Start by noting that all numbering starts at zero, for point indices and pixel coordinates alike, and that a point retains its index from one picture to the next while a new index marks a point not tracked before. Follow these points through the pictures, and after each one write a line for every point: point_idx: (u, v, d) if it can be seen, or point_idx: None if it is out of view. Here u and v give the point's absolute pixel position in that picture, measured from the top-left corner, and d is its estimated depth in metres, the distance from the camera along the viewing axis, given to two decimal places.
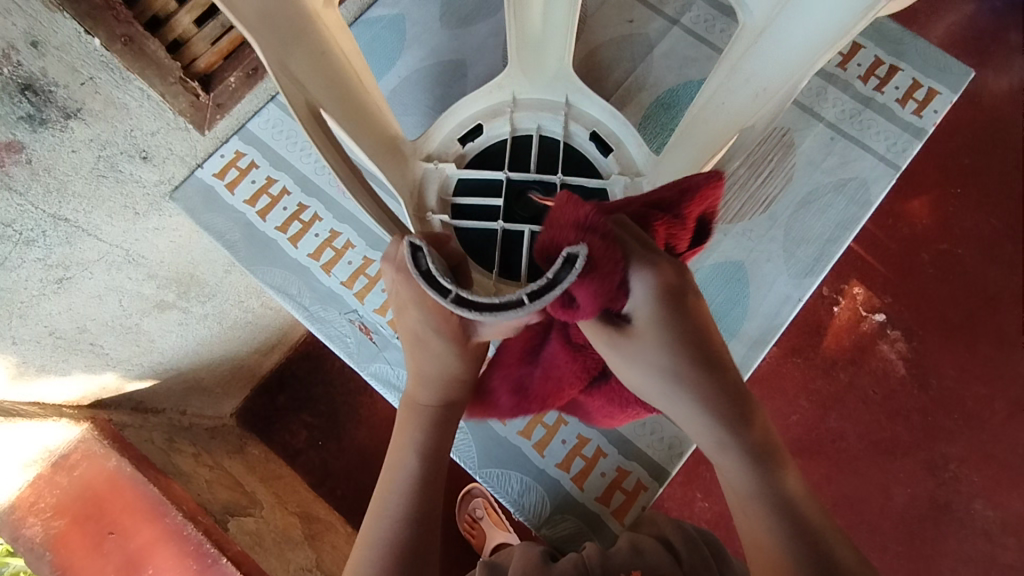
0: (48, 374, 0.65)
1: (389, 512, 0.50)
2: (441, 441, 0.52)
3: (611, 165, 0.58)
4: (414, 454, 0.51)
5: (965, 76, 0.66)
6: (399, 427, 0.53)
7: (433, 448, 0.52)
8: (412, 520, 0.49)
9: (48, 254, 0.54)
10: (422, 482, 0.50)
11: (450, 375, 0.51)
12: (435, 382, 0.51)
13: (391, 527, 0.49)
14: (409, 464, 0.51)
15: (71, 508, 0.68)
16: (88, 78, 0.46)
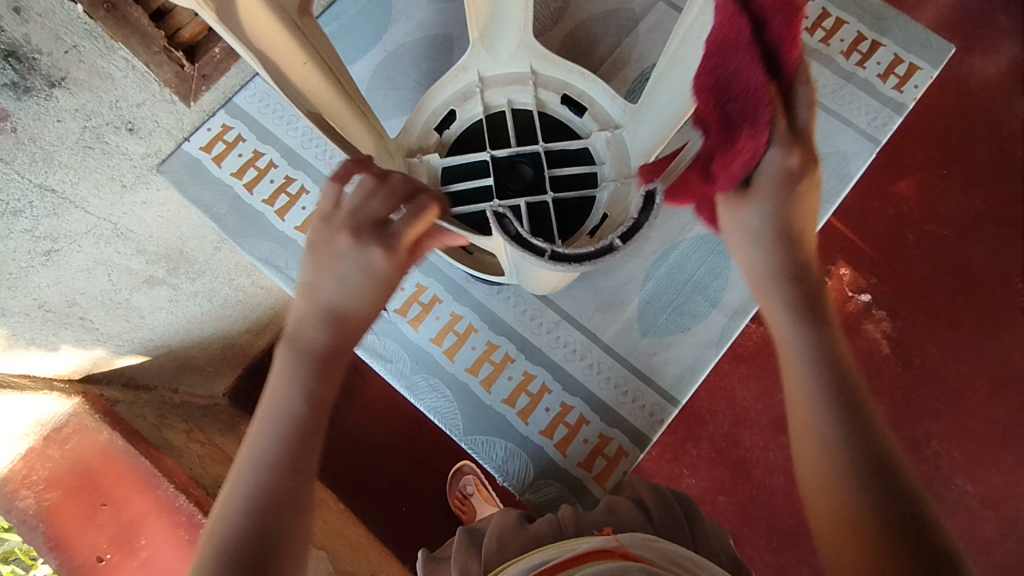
0: (38, 347, 0.65)
1: (263, 461, 0.47)
2: (317, 379, 0.48)
3: (590, 127, 0.58)
4: (296, 396, 0.48)
5: (945, 51, 0.67)
6: (282, 361, 0.49)
7: (314, 393, 0.48)
8: (282, 470, 0.47)
9: (36, 226, 0.54)
10: (297, 425, 0.48)
11: (342, 308, 0.48)
12: (339, 313, 0.48)
13: (260, 472, 0.46)
14: (290, 404, 0.48)
15: (65, 481, 0.69)
16: (72, 46, 0.46)
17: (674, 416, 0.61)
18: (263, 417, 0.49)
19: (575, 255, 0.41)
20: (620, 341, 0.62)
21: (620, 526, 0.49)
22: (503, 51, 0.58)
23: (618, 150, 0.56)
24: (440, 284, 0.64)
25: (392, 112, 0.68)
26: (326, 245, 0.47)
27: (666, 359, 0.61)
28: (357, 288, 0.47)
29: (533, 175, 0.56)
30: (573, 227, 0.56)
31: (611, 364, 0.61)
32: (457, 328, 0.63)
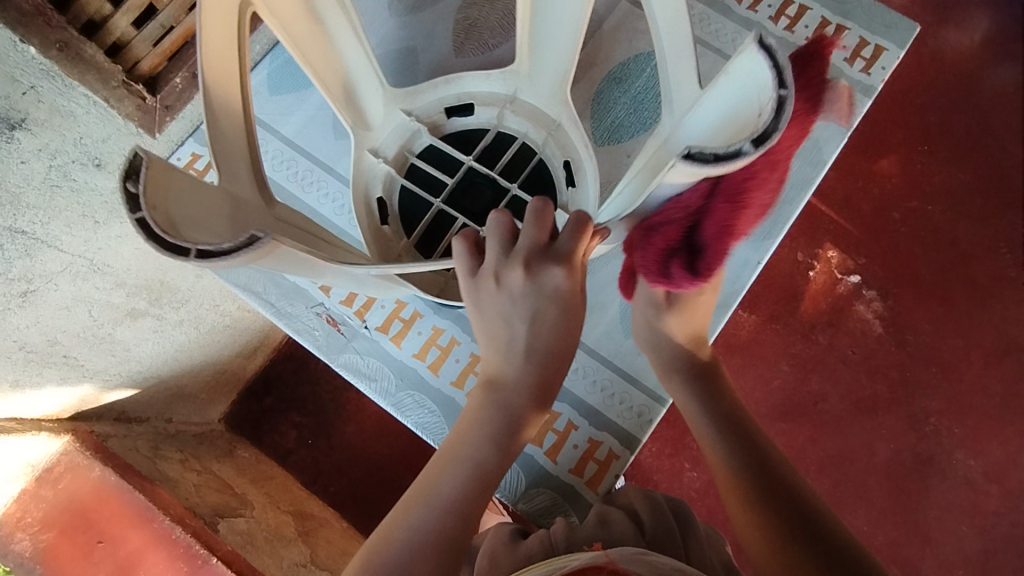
0: (24, 389, 0.65)
1: (442, 498, 0.50)
2: (510, 430, 0.53)
3: (488, 115, 0.59)
4: (488, 441, 0.52)
5: (911, 31, 0.67)
6: (473, 407, 0.54)
7: (501, 444, 0.53)
8: (458, 510, 0.50)
9: (9, 268, 0.54)
10: (480, 475, 0.52)
11: (535, 356, 0.53)
12: (527, 363, 0.53)
13: (445, 508, 0.50)
14: (480, 450, 0.52)
15: (60, 520, 0.69)
16: (30, 87, 0.45)
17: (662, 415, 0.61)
18: (449, 458, 0.52)
19: (763, 134, 0.33)
20: (604, 342, 0.62)
21: (612, 542, 0.48)
22: (375, 117, 0.58)
23: (533, 115, 0.59)
24: (420, 300, 0.63)
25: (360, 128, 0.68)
26: (496, 294, 0.50)
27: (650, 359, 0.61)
28: (547, 327, 0.52)
29: (490, 185, 0.58)
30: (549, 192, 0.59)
31: (596, 367, 0.61)
32: (440, 342, 0.63)
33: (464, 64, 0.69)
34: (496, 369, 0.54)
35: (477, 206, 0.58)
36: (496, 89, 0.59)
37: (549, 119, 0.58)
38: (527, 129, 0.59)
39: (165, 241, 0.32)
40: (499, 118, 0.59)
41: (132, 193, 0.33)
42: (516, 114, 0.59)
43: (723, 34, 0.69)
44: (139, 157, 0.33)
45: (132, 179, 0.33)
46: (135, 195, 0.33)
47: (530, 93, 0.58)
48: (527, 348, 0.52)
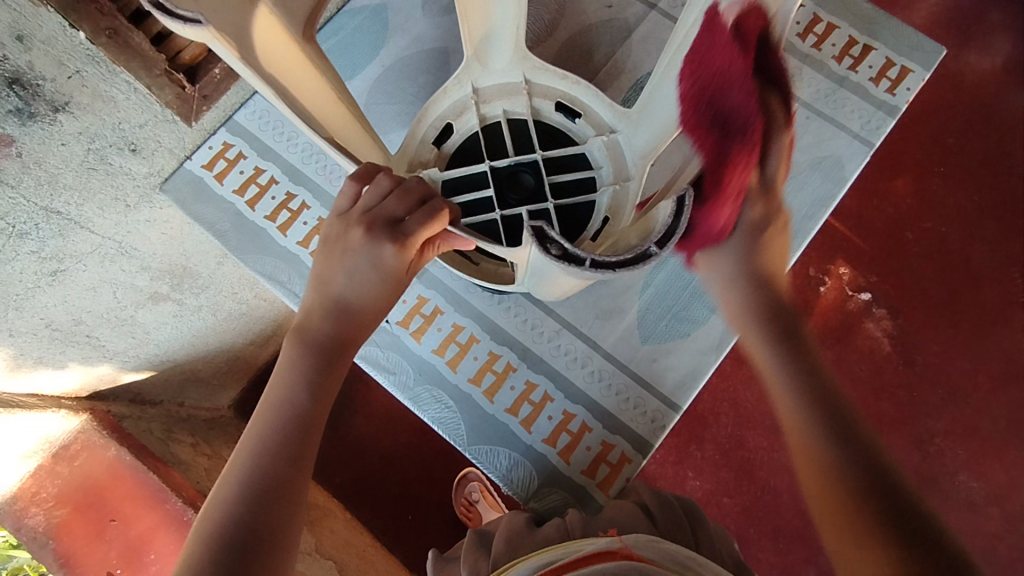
0: (45, 366, 0.66)
1: (255, 454, 0.49)
2: (324, 379, 0.52)
3: (469, 122, 0.60)
4: (304, 388, 0.51)
5: (937, 53, 0.68)
6: (281, 359, 0.52)
7: (323, 387, 0.52)
8: (286, 449, 0.49)
9: (42, 247, 0.55)
10: (300, 416, 0.50)
11: (356, 310, 0.52)
12: (350, 321, 0.53)
13: (262, 453, 0.49)
14: (297, 396, 0.51)
15: (73, 498, 0.70)
16: (75, 72, 0.47)
17: (676, 421, 0.61)
18: (268, 412, 0.51)
19: None
20: (621, 347, 0.63)
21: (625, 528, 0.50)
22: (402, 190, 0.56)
23: (504, 90, 0.60)
24: (441, 295, 0.64)
25: (391, 126, 0.68)
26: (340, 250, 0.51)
27: (666, 366, 0.62)
28: (368, 288, 0.51)
29: (534, 171, 0.57)
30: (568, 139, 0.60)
31: (613, 372, 0.62)
32: (459, 339, 0.64)
33: None
34: (305, 318, 0.54)
35: (520, 196, 0.57)
36: (457, 91, 0.59)
37: (516, 85, 0.59)
38: (505, 107, 0.60)
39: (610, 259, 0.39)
40: (481, 111, 0.59)
41: (562, 252, 0.39)
42: (488, 102, 0.59)
43: None
44: (541, 230, 0.40)
45: (552, 244, 0.40)
46: (573, 251, 0.39)
47: (486, 75, 0.59)
48: (343, 302, 0.52)
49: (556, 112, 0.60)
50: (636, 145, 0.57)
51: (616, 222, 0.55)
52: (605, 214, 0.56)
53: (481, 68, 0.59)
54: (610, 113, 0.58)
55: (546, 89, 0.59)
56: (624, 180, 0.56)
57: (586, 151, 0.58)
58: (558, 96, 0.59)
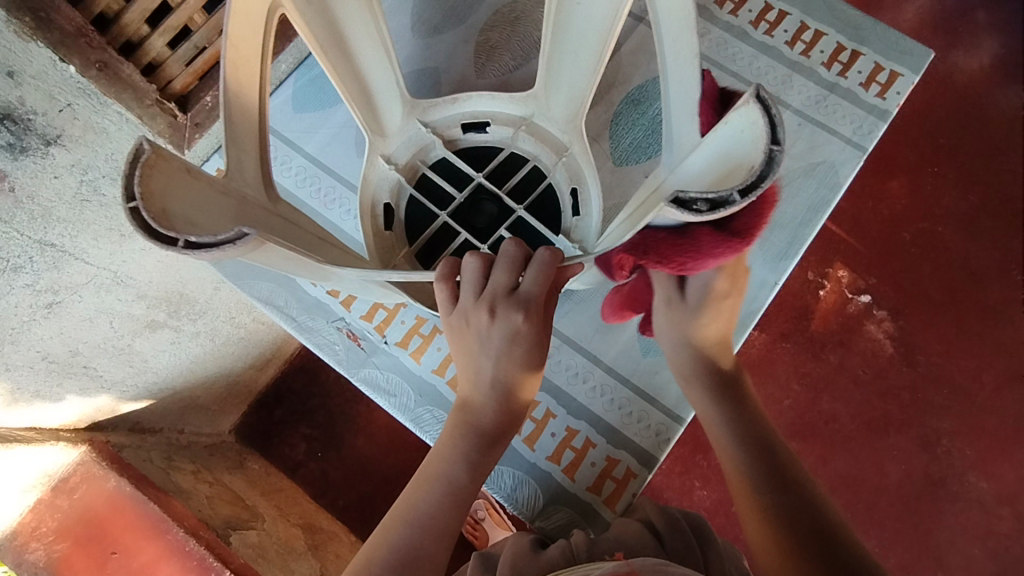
0: (42, 399, 0.66)
1: (416, 519, 0.53)
2: (483, 456, 0.54)
3: (404, 188, 0.59)
4: (460, 462, 0.54)
5: (925, 57, 0.68)
6: (448, 435, 0.55)
7: (476, 464, 0.54)
8: (437, 528, 0.52)
9: (36, 280, 0.55)
10: (456, 492, 0.53)
11: (509, 388, 0.54)
12: (496, 398, 0.54)
13: (415, 530, 0.52)
14: (455, 470, 0.54)
15: (74, 530, 0.69)
16: (66, 105, 0.47)
17: (680, 434, 0.61)
18: (426, 480, 0.54)
19: None
20: (622, 361, 0.63)
21: (631, 551, 0.49)
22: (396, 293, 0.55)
23: (411, 144, 0.60)
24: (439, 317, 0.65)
25: None
26: (465, 332, 0.51)
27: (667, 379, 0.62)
28: (512, 364, 0.52)
29: (493, 198, 0.59)
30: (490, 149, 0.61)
31: (614, 387, 0.62)
32: None
33: (484, 85, 0.70)
34: (467, 394, 0.55)
35: (489, 220, 0.59)
36: (377, 172, 0.59)
37: (423, 137, 0.60)
38: (422, 158, 0.60)
39: (750, 180, 0.32)
40: (403, 173, 0.59)
41: (710, 205, 0.33)
42: (406, 162, 0.60)
43: (739, 58, 0.70)
44: (676, 196, 0.34)
45: (694, 205, 0.33)
46: (718, 193, 0.33)
47: (389, 142, 0.60)
48: (498, 382, 0.53)
49: (466, 133, 0.62)
50: (555, 117, 0.59)
51: (584, 188, 0.58)
52: (569, 184, 0.59)
53: (383, 139, 0.59)
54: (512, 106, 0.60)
55: (447, 124, 0.61)
56: (563, 152, 0.59)
57: (519, 149, 0.60)
58: (461, 118, 0.61)
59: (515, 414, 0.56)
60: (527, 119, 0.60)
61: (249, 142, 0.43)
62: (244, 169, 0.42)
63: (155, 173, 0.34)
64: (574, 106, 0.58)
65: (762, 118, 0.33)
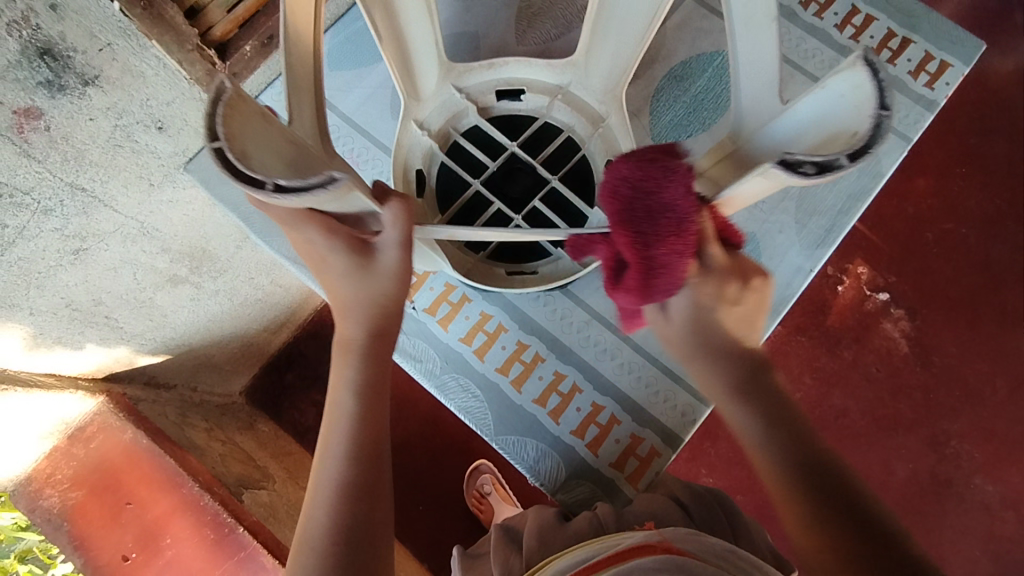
0: (63, 346, 0.66)
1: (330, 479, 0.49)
2: (374, 380, 0.51)
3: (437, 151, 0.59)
4: (350, 393, 0.50)
5: (977, 49, 0.68)
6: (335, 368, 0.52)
7: (367, 385, 0.51)
8: (355, 473, 0.49)
9: (65, 225, 0.54)
10: (361, 421, 0.50)
11: (376, 301, 0.50)
12: (360, 313, 0.50)
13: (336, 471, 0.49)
14: (346, 403, 0.50)
15: (89, 480, 0.70)
16: (106, 45, 0.45)
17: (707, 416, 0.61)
18: (329, 424, 0.51)
19: None
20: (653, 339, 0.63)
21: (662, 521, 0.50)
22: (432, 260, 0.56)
23: (446, 110, 0.60)
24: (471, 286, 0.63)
25: None
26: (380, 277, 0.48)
27: None
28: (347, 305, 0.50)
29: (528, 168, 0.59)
30: (524, 119, 0.62)
31: (642, 363, 0.62)
32: (487, 327, 0.63)
33: (524, 52, 0.69)
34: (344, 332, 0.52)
35: (522, 191, 0.60)
36: (411, 138, 0.58)
37: (457, 103, 0.60)
38: (454, 124, 0.60)
39: (858, 144, 0.32)
40: (437, 140, 0.59)
41: (817, 167, 0.33)
42: (438, 127, 0.59)
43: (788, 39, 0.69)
44: (783, 158, 0.33)
45: (803, 166, 0.33)
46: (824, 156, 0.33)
47: (423, 107, 0.58)
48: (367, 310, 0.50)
49: (501, 101, 0.61)
50: (593, 86, 0.58)
51: None
52: (604, 156, 0.58)
53: (417, 103, 0.58)
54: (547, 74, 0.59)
55: (481, 90, 0.60)
56: (599, 122, 0.58)
57: (554, 121, 0.60)
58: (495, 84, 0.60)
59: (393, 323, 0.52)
60: (563, 88, 0.59)
61: (305, 92, 0.41)
62: (302, 116, 0.41)
63: (232, 115, 0.33)
64: (614, 78, 0.57)
65: (869, 80, 0.33)
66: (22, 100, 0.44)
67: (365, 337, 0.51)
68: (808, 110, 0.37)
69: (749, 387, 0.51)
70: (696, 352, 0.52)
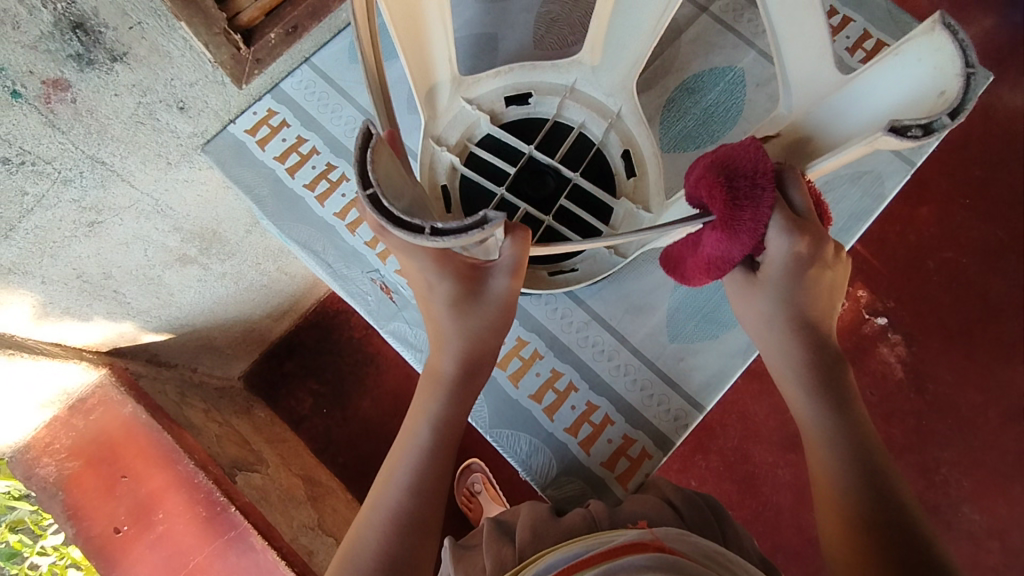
0: (71, 317, 0.67)
1: (390, 500, 0.52)
2: (454, 413, 0.54)
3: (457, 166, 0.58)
4: (427, 424, 0.54)
5: (983, 79, 0.70)
6: (420, 394, 0.56)
7: (445, 422, 0.54)
8: (420, 495, 0.52)
9: (83, 196, 0.55)
10: (431, 454, 0.53)
11: (471, 341, 0.54)
12: (458, 348, 0.54)
13: (401, 493, 0.52)
14: (422, 433, 0.54)
15: (86, 451, 0.72)
16: (137, 23, 0.47)
17: (699, 422, 0.62)
18: (402, 447, 0.55)
19: None
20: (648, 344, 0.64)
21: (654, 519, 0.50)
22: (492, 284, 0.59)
23: (460, 122, 0.60)
24: None
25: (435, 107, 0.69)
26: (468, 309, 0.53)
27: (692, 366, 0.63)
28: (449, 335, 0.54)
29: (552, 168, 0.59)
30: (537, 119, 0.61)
31: (638, 367, 0.63)
32: None
33: (542, 56, 0.71)
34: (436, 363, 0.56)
35: (548, 194, 0.59)
36: (432, 155, 0.58)
37: (470, 114, 0.59)
38: (467, 135, 0.60)
39: (954, 104, 0.39)
40: (456, 154, 0.59)
41: (924, 128, 0.40)
42: (453, 138, 0.59)
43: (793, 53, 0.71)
44: (892, 124, 0.40)
45: (912, 129, 0.40)
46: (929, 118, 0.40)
47: (438, 123, 0.58)
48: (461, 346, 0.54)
49: (509, 108, 0.61)
50: (599, 84, 0.60)
51: (637, 150, 0.59)
52: (621, 146, 0.60)
53: (433, 121, 0.58)
54: (553, 73, 0.60)
55: (490, 98, 0.60)
56: (610, 116, 0.60)
57: (568, 121, 0.61)
58: (504, 90, 0.60)
59: (482, 362, 0.55)
60: (571, 88, 0.60)
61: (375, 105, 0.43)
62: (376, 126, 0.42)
63: (377, 159, 0.37)
64: (622, 77, 0.59)
65: (948, 42, 0.41)
66: (51, 72, 0.45)
67: (455, 372, 0.54)
68: (872, 81, 0.46)
69: (825, 377, 0.54)
70: (783, 322, 0.54)
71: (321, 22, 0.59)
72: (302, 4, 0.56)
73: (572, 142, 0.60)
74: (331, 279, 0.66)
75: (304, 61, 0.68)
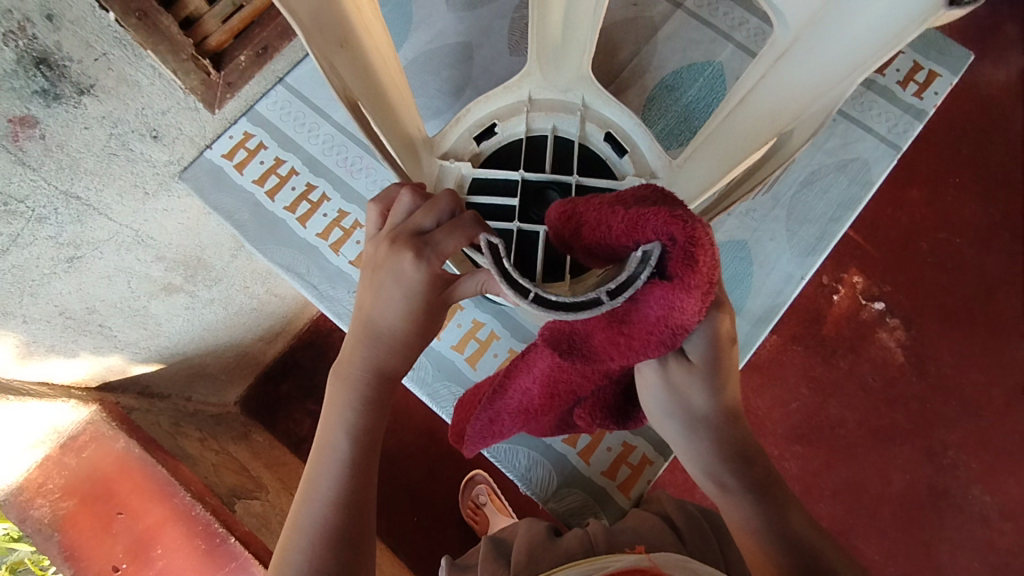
0: (56, 355, 0.66)
1: (307, 524, 0.45)
2: (375, 421, 0.48)
3: None
4: (346, 436, 0.47)
5: (963, 58, 0.70)
6: (330, 401, 0.48)
7: (367, 428, 0.48)
8: (349, 514, 0.46)
9: (59, 233, 0.55)
10: (353, 466, 0.47)
11: (396, 333, 0.47)
12: (386, 339, 0.47)
13: (324, 510, 0.46)
14: (341, 444, 0.47)
15: (80, 489, 0.70)
16: (102, 54, 0.46)
17: None
18: (319, 454, 0.48)
19: None
20: None
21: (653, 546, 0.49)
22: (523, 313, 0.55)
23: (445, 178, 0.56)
24: (495, 321, 0.65)
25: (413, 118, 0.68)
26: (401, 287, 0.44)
27: None
28: (389, 317, 0.46)
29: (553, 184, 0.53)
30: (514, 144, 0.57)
31: None
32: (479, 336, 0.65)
33: (518, 62, 0.70)
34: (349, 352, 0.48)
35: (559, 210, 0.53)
36: None
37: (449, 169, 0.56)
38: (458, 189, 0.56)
39: None
40: None
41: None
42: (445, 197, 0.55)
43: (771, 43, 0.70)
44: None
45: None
46: None
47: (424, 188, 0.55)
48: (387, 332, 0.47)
49: (483, 144, 0.57)
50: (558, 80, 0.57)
51: (618, 128, 0.56)
52: (601, 130, 0.57)
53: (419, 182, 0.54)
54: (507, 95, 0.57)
55: (463, 146, 0.57)
56: (577, 108, 0.57)
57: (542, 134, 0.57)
58: (474, 133, 0.57)
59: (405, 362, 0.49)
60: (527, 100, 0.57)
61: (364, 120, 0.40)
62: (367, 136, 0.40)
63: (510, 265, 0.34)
64: (574, 68, 0.56)
65: None
66: (17, 109, 0.44)
67: (370, 375, 0.48)
68: None
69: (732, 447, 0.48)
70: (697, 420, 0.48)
71: (291, 40, 0.60)
72: (272, 25, 0.57)
73: (558, 150, 0.56)
74: (319, 299, 0.65)
75: (278, 81, 0.67)
